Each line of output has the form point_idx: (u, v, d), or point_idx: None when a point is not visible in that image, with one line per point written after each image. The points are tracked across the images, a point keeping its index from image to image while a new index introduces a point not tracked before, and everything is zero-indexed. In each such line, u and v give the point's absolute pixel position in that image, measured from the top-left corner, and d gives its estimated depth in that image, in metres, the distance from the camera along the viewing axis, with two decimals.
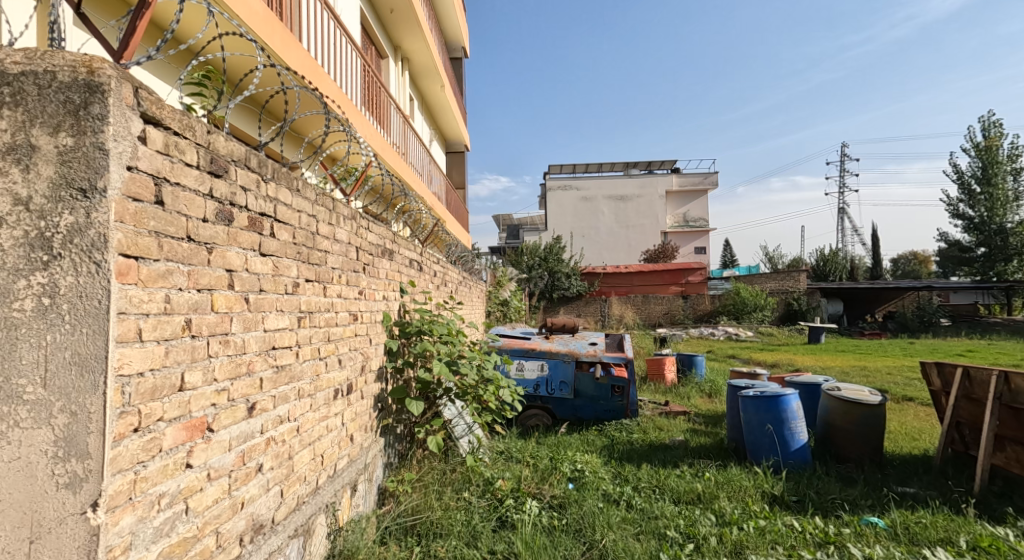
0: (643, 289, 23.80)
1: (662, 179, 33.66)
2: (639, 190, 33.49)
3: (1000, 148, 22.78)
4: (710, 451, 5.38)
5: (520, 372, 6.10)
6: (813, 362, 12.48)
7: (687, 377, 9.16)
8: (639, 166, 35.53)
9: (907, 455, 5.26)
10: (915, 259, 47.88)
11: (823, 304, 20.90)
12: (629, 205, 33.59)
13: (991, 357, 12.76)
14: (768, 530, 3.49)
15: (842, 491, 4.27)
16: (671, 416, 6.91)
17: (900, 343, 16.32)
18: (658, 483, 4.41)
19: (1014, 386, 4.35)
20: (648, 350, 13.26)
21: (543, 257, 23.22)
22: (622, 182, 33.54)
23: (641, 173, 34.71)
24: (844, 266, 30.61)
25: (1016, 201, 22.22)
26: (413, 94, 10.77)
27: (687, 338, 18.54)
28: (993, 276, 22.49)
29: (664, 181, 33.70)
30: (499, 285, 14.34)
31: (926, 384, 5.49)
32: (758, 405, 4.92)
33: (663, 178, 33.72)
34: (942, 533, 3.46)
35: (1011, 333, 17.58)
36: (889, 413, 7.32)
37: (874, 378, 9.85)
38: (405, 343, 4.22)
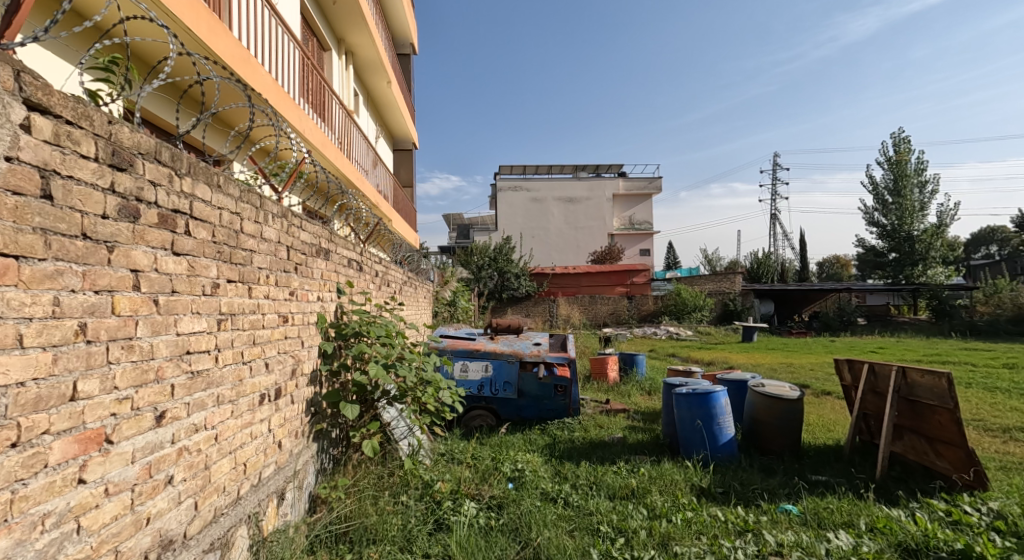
0: (590, 290, 24.25)
1: (609, 183, 34.53)
2: (587, 193, 34.21)
3: (908, 163, 25.02)
4: (645, 447, 5.58)
5: (463, 373, 6.07)
6: (745, 359, 13.27)
7: (629, 375, 9.47)
8: (587, 168, 36.25)
9: (821, 445, 5.67)
10: (838, 263, 51.56)
11: (755, 304, 22.39)
12: (577, 207, 34.23)
13: (898, 353, 14.06)
14: (694, 521, 3.66)
15: (763, 481, 4.56)
16: (612, 414, 7.11)
17: (824, 341, 17.56)
18: (596, 480, 4.52)
19: (910, 379, 4.78)
20: (594, 349, 13.58)
21: (493, 257, 23.07)
22: (571, 184, 34.13)
23: (589, 176, 35.38)
24: (774, 269, 32.54)
25: (922, 210, 24.58)
26: (358, 89, 10.48)
27: (632, 337, 19.16)
28: (902, 279, 24.43)
29: (611, 185, 34.59)
30: (445, 284, 14.21)
31: (839, 378, 5.93)
32: (690, 402, 5.14)
33: (610, 181, 34.58)
34: (845, 517, 3.75)
35: (917, 331, 19.31)
36: (809, 406, 7.88)
37: (798, 374, 10.58)
38: (341, 345, 4.09)
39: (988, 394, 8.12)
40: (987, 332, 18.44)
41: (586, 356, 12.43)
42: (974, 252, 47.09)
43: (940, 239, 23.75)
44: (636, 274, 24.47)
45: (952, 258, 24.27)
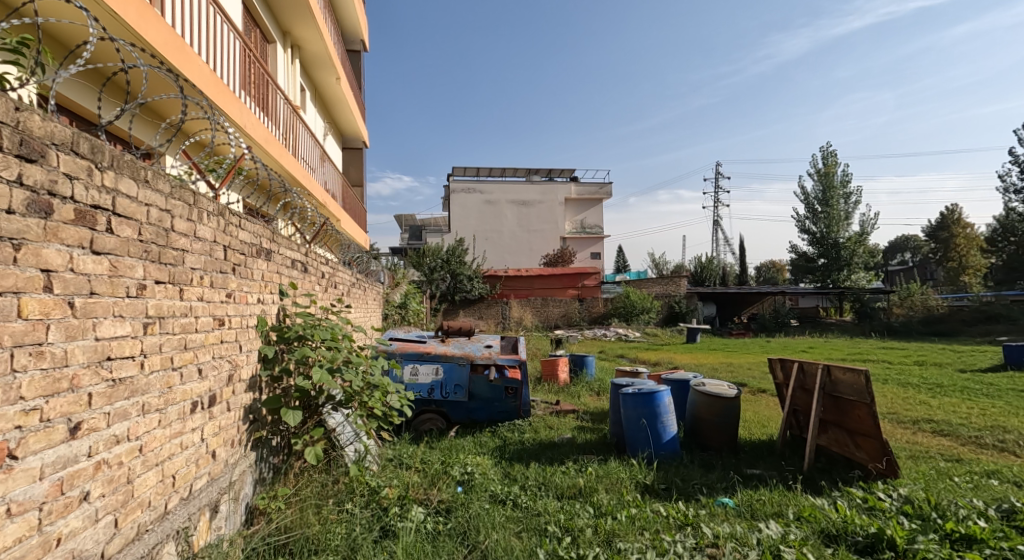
0: (542, 293, 24.49)
1: (561, 187, 35.02)
2: (540, 197, 34.51)
3: (835, 175, 26.72)
4: (593, 447, 5.67)
5: (413, 377, 5.97)
6: (689, 359, 13.80)
7: (579, 377, 9.62)
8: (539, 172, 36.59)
9: (757, 440, 5.97)
10: (773, 268, 54.55)
11: (699, 307, 23.36)
12: (530, 210, 34.50)
13: (826, 352, 15.05)
14: (638, 517, 3.76)
15: (703, 476, 4.74)
16: (562, 415, 7.20)
17: (761, 341, 18.51)
18: (544, 481, 4.56)
19: (834, 377, 5.11)
20: (545, 350, 13.73)
21: (446, 259, 22.61)
22: (524, 187, 34.36)
23: (542, 179, 35.71)
24: (716, 272, 33.99)
25: (847, 219, 26.34)
26: (304, 84, 10.15)
27: (582, 339, 19.50)
28: (829, 283, 26.06)
29: (563, 189, 35.10)
30: (396, 287, 13.96)
31: (772, 377, 6.26)
32: (636, 402, 5.28)
33: (563, 186, 35.08)
34: (775, 507, 3.96)
35: (842, 331, 20.74)
36: (745, 403, 8.28)
37: (737, 373, 11.09)
38: (283, 349, 3.92)
39: (903, 389, 8.80)
40: (902, 333, 20.00)
41: (537, 357, 12.54)
42: (891, 259, 51.12)
43: (863, 246, 25.56)
44: (587, 276, 24.94)
45: (873, 263, 26.18)
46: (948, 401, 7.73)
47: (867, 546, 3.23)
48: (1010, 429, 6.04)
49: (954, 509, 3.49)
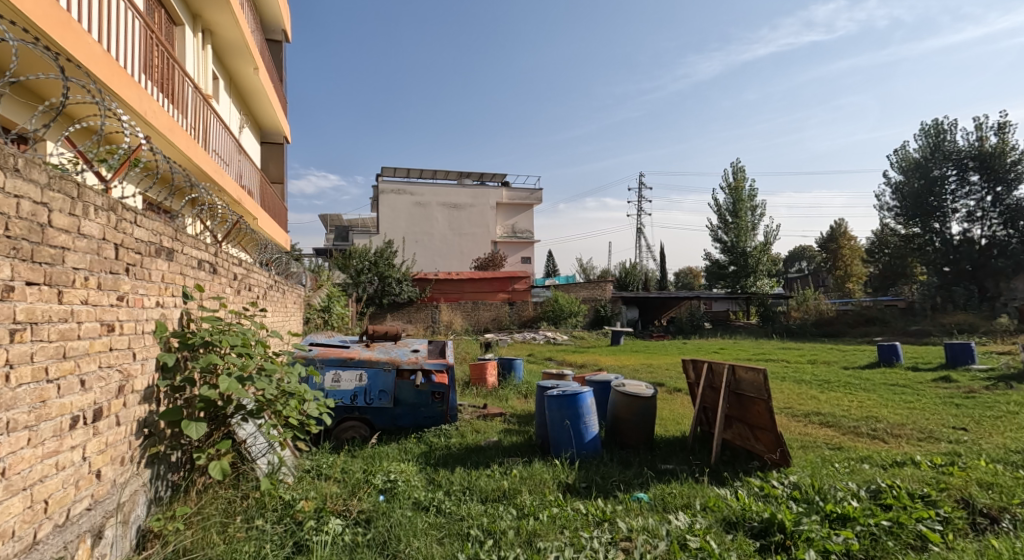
0: (473, 297, 24.47)
1: (492, 191, 35.13)
2: (471, 200, 34.41)
3: (744, 189, 28.80)
4: (518, 449, 5.72)
5: (334, 383, 5.72)
6: (613, 361, 14.33)
7: (507, 380, 9.66)
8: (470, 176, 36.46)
9: (671, 436, 6.29)
10: (689, 274, 58.02)
11: (623, 310, 24.34)
12: (461, 214, 34.31)
13: (734, 353, 16.22)
14: (559, 516, 3.83)
15: (621, 474, 4.92)
16: (489, 418, 7.21)
17: (678, 343, 19.62)
18: (469, 485, 4.53)
19: (738, 376, 5.50)
20: (474, 354, 13.71)
21: (373, 261, 21.78)
22: (455, 191, 34.12)
23: (473, 183, 35.63)
24: (639, 277, 35.52)
25: (754, 230, 28.51)
26: (217, 72, 9.47)
27: (512, 342, 19.66)
28: (738, 288, 28.16)
29: (494, 194, 35.23)
30: (320, 290, 13.36)
31: (685, 376, 6.63)
32: (560, 403, 5.39)
33: (493, 190, 35.19)
34: (684, 499, 4.19)
35: (749, 333, 22.47)
36: (662, 402, 8.70)
37: (657, 374, 11.64)
38: (186, 357, 3.60)
39: (798, 386, 9.65)
40: (799, 334, 21.99)
41: (466, 361, 12.49)
42: (789, 266, 55.70)
43: (767, 254, 27.84)
44: (518, 280, 25.23)
45: (775, 271, 28.53)
46: (834, 395, 8.58)
47: (761, 530, 3.48)
48: (882, 419, 6.80)
49: (835, 492, 3.86)
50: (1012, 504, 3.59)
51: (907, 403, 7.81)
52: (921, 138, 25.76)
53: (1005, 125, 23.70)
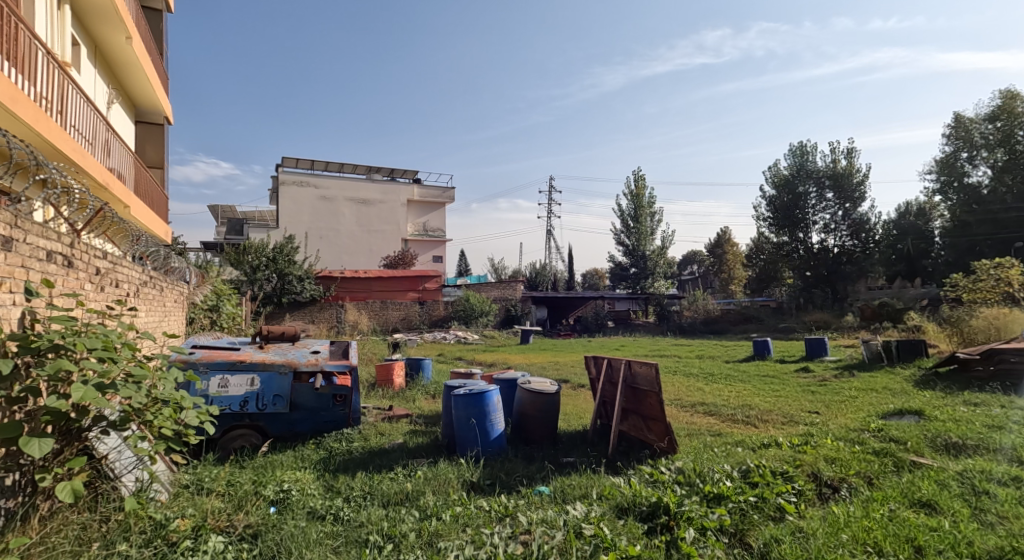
0: (381, 296, 23.77)
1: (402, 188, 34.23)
2: (381, 197, 33.32)
3: (644, 196, 30.30)
4: (424, 450, 5.65)
5: (221, 389, 5.28)
6: (521, 359, 14.65)
7: (414, 380, 9.50)
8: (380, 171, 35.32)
9: (573, 430, 6.53)
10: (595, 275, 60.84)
11: (532, 310, 24.87)
12: (370, 210, 33.17)
13: (633, 349, 17.27)
14: (462, 515, 3.83)
15: (525, 469, 5.03)
16: (394, 420, 7.05)
17: (583, 341, 20.44)
18: (370, 490, 4.39)
19: (633, 370, 5.85)
20: (382, 355, 13.33)
21: (271, 257, 20.03)
22: (363, 185, 32.89)
23: (383, 178, 34.57)
24: (547, 277, 36.48)
25: (652, 235, 30.39)
26: (79, 37, 8.36)
27: (422, 342, 19.38)
28: (639, 289, 30.23)
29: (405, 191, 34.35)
30: (214, 290, 12.35)
31: (587, 371, 6.91)
32: (467, 402, 5.40)
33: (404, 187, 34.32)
34: (581, 490, 4.38)
35: (647, 331, 24.02)
36: (566, 398, 9.03)
37: (562, 371, 12.06)
38: (29, 363, 3.11)
39: (686, 379, 10.48)
40: (689, 331, 23.85)
41: (372, 362, 12.11)
42: (683, 269, 60.17)
43: (663, 258, 29.93)
44: (428, 279, 24.68)
45: (671, 273, 30.67)
46: (716, 387, 9.41)
47: (648, 514, 3.72)
48: (755, 406, 7.56)
49: (712, 474, 4.23)
50: (849, 475, 4.17)
51: (775, 392, 8.78)
52: (789, 157, 28.88)
53: (853, 150, 27.50)
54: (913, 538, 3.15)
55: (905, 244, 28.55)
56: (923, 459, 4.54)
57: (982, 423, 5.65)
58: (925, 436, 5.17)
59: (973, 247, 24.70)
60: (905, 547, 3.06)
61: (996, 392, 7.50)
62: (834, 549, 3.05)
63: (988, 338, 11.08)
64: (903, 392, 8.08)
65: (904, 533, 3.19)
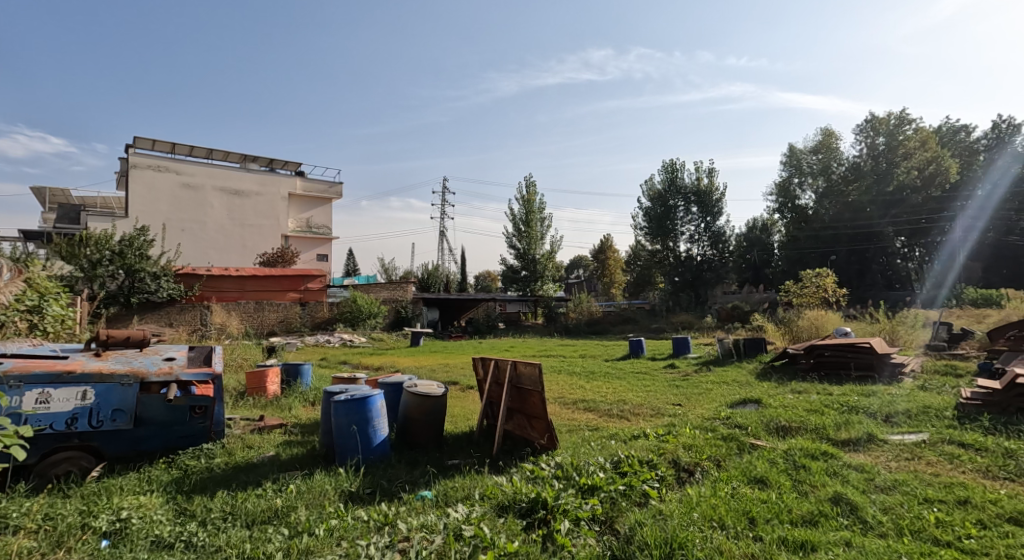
0: (255, 296, 21.97)
1: (283, 180, 31.87)
2: (257, 188, 30.74)
3: (534, 201, 31.16)
4: (298, 462, 5.27)
5: (41, 406, 4.45)
6: (410, 362, 14.27)
7: (291, 387, 8.84)
8: (256, 161, 32.57)
9: (459, 432, 6.51)
10: (488, 279, 61.42)
11: (424, 311, 24.39)
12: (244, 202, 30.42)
13: (522, 350, 17.66)
14: (337, 528, 3.62)
15: (407, 474, 4.91)
16: (265, 431, 6.50)
17: (474, 343, 20.50)
18: (231, 510, 4.00)
19: (519, 370, 5.97)
20: (254, 361, 12.16)
21: (118, 251, 17.40)
22: (236, 175, 30.11)
23: (260, 169, 31.88)
24: (440, 279, 36.04)
25: (541, 239, 31.35)
26: None
27: (302, 346, 18.11)
28: (529, 291, 31.01)
29: (286, 183, 32.01)
30: (38, 289, 10.41)
31: (475, 373, 6.93)
32: (347, 408, 5.13)
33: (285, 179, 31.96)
34: (464, 492, 4.37)
35: (536, 332, 24.77)
36: (453, 400, 8.98)
37: (452, 373, 11.96)
38: None
39: (570, 378, 10.96)
40: (574, 333, 25.03)
41: (243, 368, 11.03)
42: (571, 273, 62.81)
43: (552, 262, 31.00)
44: (311, 279, 23.40)
45: (559, 276, 31.85)
46: (596, 384, 9.95)
47: (527, 510, 3.81)
48: (628, 401, 8.13)
49: (587, 467, 4.45)
50: (702, 460, 4.63)
51: (648, 387, 9.51)
52: (661, 173, 31.46)
53: (713, 171, 30.73)
54: (748, 510, 3.58)
55: (752, 254, 32.67)
56: (759, 441, 5.20)
57: (805, 407, 6.62)
58: (762, 420, 5.92)
59: (803, 258, 28.82)
60: (742, 519, 3.47)
61: (818, 381, 8.83)
62: (686, 527, 3.36)
63: (811, 335, 13.03)
64: (748, 383, 9.20)
65: (742, 507, 3.62)
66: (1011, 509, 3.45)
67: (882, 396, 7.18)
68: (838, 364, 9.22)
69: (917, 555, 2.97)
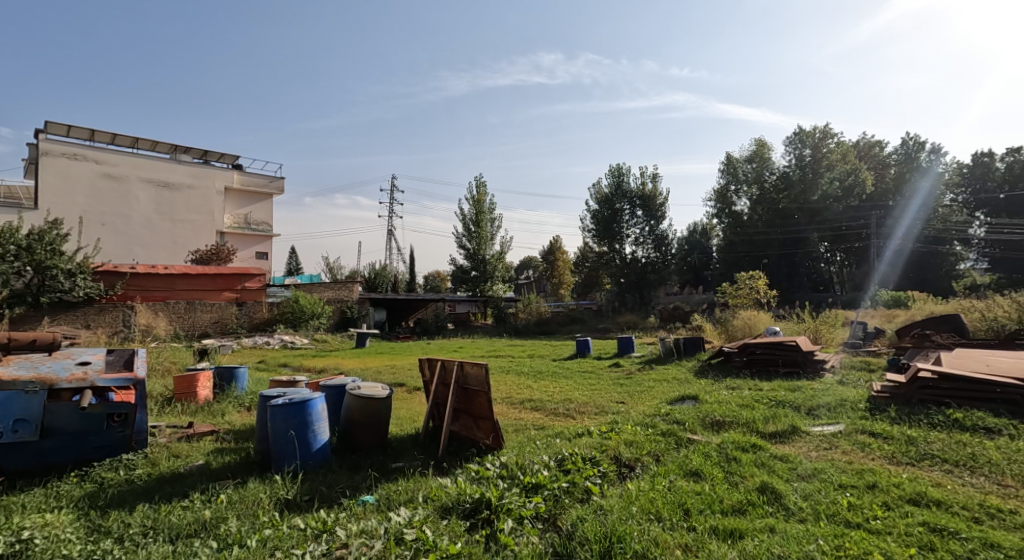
0: (186, 296, 20.71)
1: (219, 173, 30.21)
2: (190, 181, 29.00)
3: (484, 202, 31.03)
4: (231, 470, 5.01)
5: None
6: (356, 364, 13.89)
7: (225, 392, 8.38)
8: (189, 152, 30.73)
9: (404, 434, 6.40)
10: (439, 279, 60.76)
11: (370, 312, 23.84)
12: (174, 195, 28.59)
13: (472, 351, 17.59)
14: (271, 538, 3.47)
15: (348, 479, 4.78)
16: (195, 439, 6.14)
17: (422, 344, 20.20)
18: (153, 524, 3.75)
19: (465, 371, 5.94)
20: (186, 364, 11.47)
21: (26, 246, 15.68)
22: (166, 166, 28.30)
23: (192, 161, 30.11)
24: (387, 279, 35.29)
25: (491, 239, 31.29)
26: None
27: (239, 348, 17.23)
28: (478, 291, 30.90)
29: (223, 177, 30.37)
30: None
31: (421, 374, 6.82)
32: (284, 413, 4.93)
33: (222, 172, 30.30)
34: (408, 495, 4.31)
35: (485, 333, 24.73)
36: (400, 402, 8.82)
37: (399, 374, 11.74)
38: None
39: (518, 378, 11.02)
40: (523, 333, 25.22)
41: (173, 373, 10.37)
42: (522, 274, 63.14)
43: (501, 262, 31.04)
44: (249, 278, 22.39)
45: (509, 277, 31.92)
46: (544, 384, 10.06)
47: (471, 510, 3.79)
48: (574, 400, 8.28)
49: (532, 466, 4.49)
50: (642, 455, 4.78)
51: (593, 386, 9.71)
52: (608, 177, 32.19)
53: (657, 176, 31.75)
54: (683, 502, 3.74)
55: (693, 257, 34.03)
56: (695, 436, 5.43)
57: (738, 402, 6.98)
58: (699, 416, 6.18)
59: (738, 261, 30.34)
60: (677, 511, 3.61)
61: (750, 378, 9.34)
62: (626, 521, 3.46)
63: (745, 334, 13.75)
64: (687, 381, 9.59)
65: (678, 499, 3.77)
66: (912, 491, 3.79)
67: (806, 390, 7.67)
68: (768, 361, 9.77)
69: (831, 538, 3.19)
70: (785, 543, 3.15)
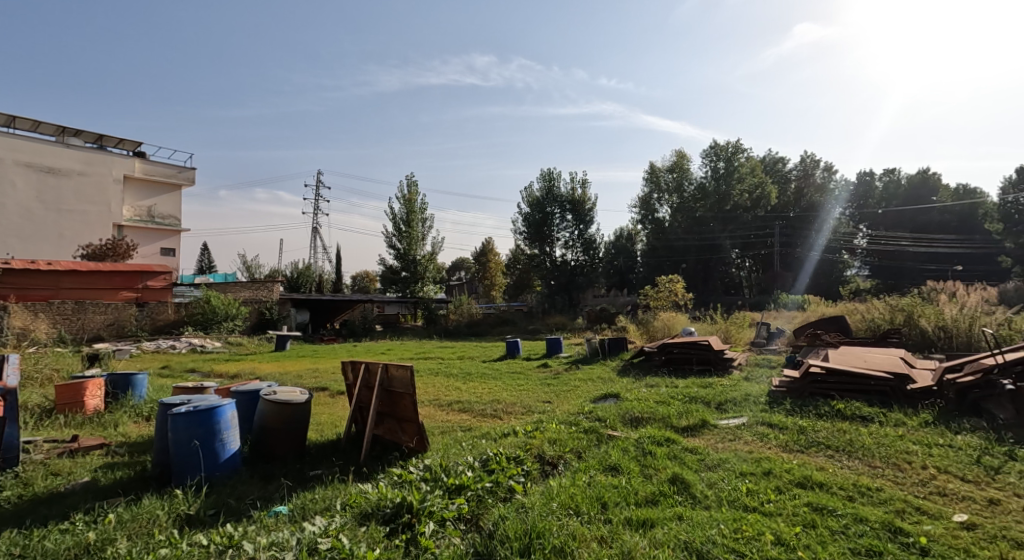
0: (74, 295, 18.61)
1: (117, 160, 27.33)
2: (81, 168, 26.10)
3: (416, 201, 30.35)
4: (123, 486, 4.57)
5: None
6: (274, 368, 13.13)
7: (119, 401, 7.61)
8: (80, 135, 27.70)
9: (325, 440, 6.13)
10: (367, 280, 58.82)
11: (291, 313, 22.63)
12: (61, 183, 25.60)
13: (400, 353, 17.20)
14: (167, 556, 3.18)
15: (260, 491, 4.50)
16: (81, 454, 5.53)
17: (347, 346, 19.46)
18: (23, 552, 3.33)
19: (390, 374, 5.79)
20: (74, 371, 10.30)
21: None
22: (52, 150, 25.36)
23: (85, 145, 27.16)
24: (312, 279, 33.71)
25: (422, 239, 30.57)
26: None
27: (139, 353, 15.73)
28: (409, 292, 29.80)
29: (122, 165, 27.54)
30: None
31: (344, 377, 6.56)
32: (188, 421, 4.56)
33: (121, 159, 27.47)
34: (325, 503, 4.13)
35: (414, 335, 24.25)
36: (321, 407, 8.44)
37: (321, 378, 11.24)
38: None
39: (447, 380, 10.90)
40: (453, 334, 25.05)
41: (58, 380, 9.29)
42: (453, 274, 62.54)
43: (432, 263, 30.40)
44: (151, 275, 20.53)
45: (440, 278, 31.48)
46: (472, 385, 10.03)
47: (391, 515, 3.68)
48: (501, 400, 8.31)
49: (455, 468, 4.46)
50: (565, 453, 4.90)
51: (521, 386, 9.81)
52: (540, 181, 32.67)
53: (586, 182, 32.57)
54: (600, 496, 3.87)
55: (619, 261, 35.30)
56: (615, 432, 5.64)
57: (655, 399, 7.33)
58: (619, 413, 6.42)
59: (659, 265, 31.91)
60: (595, 504, 3.73)
61: (669, 376, 9.83)
62: (546, 517, 3.53)
63: (665, 334, 14.48)
64: (611, 380, 9.95)
65: (595, 493, 3.89)
66: (800, 475, 4.16)
67: (716, 386, 8.21)
68: (684, 359, 10.34)
69: (730, 522, 3.43)
70: (690, 530, 3.35)
